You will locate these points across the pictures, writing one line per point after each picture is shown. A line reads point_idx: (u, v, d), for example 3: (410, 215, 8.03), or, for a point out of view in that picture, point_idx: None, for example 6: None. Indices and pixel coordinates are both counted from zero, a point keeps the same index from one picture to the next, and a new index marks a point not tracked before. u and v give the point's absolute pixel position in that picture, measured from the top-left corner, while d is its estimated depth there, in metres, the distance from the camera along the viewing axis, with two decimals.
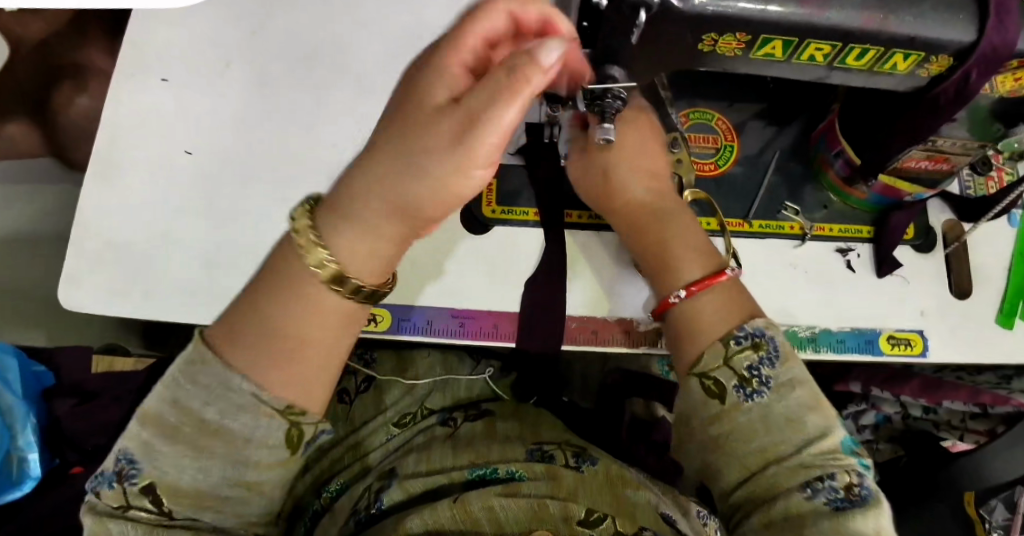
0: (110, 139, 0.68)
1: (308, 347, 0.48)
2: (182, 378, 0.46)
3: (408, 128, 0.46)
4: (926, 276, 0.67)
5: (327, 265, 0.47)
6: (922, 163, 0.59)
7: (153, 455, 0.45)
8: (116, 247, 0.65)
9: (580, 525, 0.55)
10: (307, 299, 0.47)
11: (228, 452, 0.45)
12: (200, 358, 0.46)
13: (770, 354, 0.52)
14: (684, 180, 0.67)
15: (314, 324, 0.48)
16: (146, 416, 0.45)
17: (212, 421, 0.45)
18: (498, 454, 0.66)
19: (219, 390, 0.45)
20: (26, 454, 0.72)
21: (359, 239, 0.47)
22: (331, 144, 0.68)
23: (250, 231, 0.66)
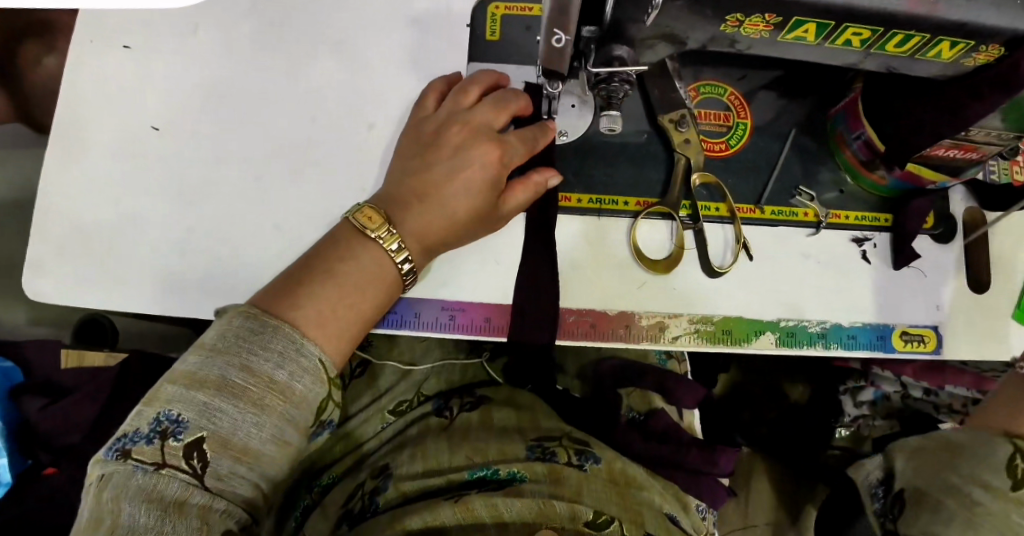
0: (72, 114, 0.63)
1: (361, 307, 0.52)
2: (242, 339, 0.47)
3: (448, 144, 0.57)
4: (943, 268, 0.64)
5: (400, 248, 0.54)
6: (952, 151, 0.55)
7: (211, 415, 0.44)
8: (80, 233, 0.61)
9: (587, 526, 0.56)
10: (366, 264, 0.53)
11: (287, 415, 0.47)
12: (263, 326, 0.47)
13: None
14: (692, 161, 0.60)
15: (375, 288, 0.53)
16: (190, 377, 0.45)
17: (282, 381, 0.46)
18: (496, 450, 0.64)
19: (290, 354, 0.47)
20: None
21: (418, 233, 0.55)
22: (307, 120, 0.62)
23: (221, 213, 0.61)
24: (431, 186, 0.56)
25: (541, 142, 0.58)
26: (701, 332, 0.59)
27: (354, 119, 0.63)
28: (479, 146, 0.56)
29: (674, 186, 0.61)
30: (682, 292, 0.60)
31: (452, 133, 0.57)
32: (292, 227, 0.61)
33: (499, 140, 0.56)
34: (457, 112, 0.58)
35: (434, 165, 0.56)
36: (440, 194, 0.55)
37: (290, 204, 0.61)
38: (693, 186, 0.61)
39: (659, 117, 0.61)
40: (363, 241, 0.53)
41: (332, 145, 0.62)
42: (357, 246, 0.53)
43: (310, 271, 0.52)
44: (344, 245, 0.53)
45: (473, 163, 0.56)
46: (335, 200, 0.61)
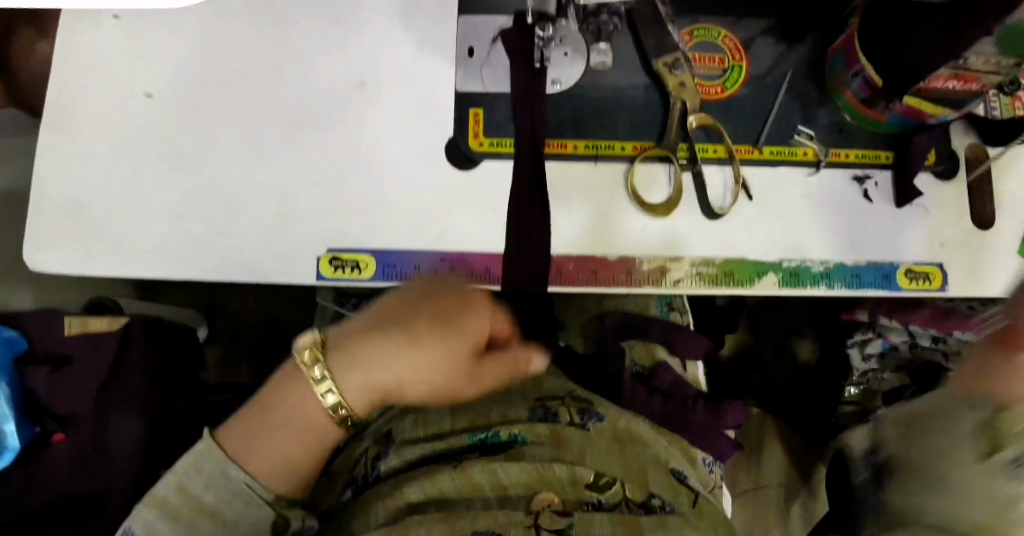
0: (64, 85, 0.62)
1: (295, 454, 0.53)
2: (190, 474, 0.51)
3: (397, 305, 0.54)
4: (948, 205, 0.63)
5: (330, 394, 0.53)
6: (951, 82, 0.54)
7: (151, 532, 0.50)
8: (76, 202, 0.60)
9: (588, 489, 0.55)
10: (299, 406, 0.53)
11: (223, 533, 0.51)
12: (206, 455, 0.52)
13: None
14: (688, 104, 0.60)
15: (309, 443, 0.54)
16: (152, 499, 0.50)
17: (212, 507, 0.51)
18: (498, 414, 0.63)
19: (218, 476, 0.52)
20: (2, 428, 0.58)
21: (359, 373, 0.52)
22: (298, 79, 0.62)
23: (218, 175, 0.60)
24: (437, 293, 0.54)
25: (492, 320, 0.54)
26: (703, 275, 0.59)
27: (347, 75, 0.62)
28: (425, 304, 0.53)
29: (670, 129, 0.60)
30: (681, 235, 0.59)
31: (401, 296, 0.54)
32: (288, 186, 0.60)
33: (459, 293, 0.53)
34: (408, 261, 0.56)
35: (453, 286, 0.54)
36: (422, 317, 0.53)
37: (284, 161, 0.60)
38: (690, 129, 0.60)
39: (653, 61, 0.61)
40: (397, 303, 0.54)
41: (328, 102, 0.61)
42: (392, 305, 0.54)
43: (274, 386, 0.55)
44: (289, 386, 0.53)
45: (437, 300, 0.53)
46: (330, 161, 0.60)
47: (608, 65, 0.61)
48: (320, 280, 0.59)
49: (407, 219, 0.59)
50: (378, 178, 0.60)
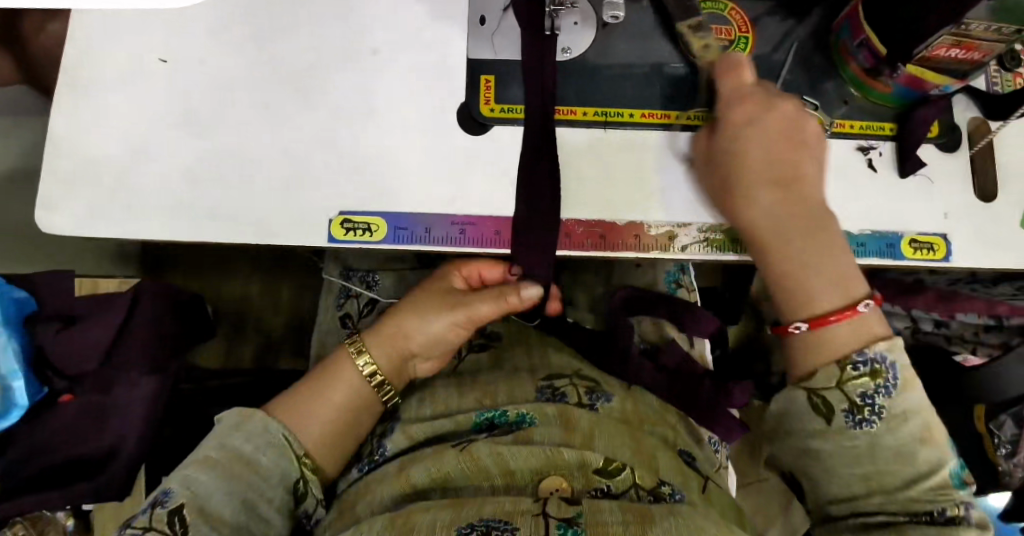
0: (83, 52, 0.64)
1: (328, 413, 0.63)
2: (228, 430, 0.59)
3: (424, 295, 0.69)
4: (950, 176, 0.64)
5: (368, 364, 0.66)
6: (953, 50, 0.55)
7: (190, 484, 0.54)
8: (91, 165, 0.61)
9: (597, 473, 0.55)
10: (344, 382, 0.66)
11: (253, 485, 0.56)
12: (248, 413, 0.60)
13: (888, 382, 0.51)
14: (716, 66, 0.61)
15: (342, 405, 0.64)
16: (191, 468, 0.55)
17: (250, 458, 0.57)
18: (505, 394, 0.66)
19: (259, 431, 0.59)
20: (11, 383, 0.63)
21: (389, 345, 0.67)
22: (311, 46, 0.63)
23: (232, 139, 0.61)
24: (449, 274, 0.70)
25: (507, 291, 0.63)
26: (710, 241, 0.60)
27: (359, 42, 0.63)
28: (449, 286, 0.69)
29: (700, 94, 0.62)
30: (689, 200, 0.60)
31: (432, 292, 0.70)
32: (301, 149, 0.61)
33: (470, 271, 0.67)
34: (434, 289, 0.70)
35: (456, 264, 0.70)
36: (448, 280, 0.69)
37: (296, 125, 0.61)
38: (720, 89, 0.60)
39: (677, 25, 0.61)
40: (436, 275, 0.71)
41: (341, 68, 0.62)
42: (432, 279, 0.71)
43: (320, 370, 0.67)
44: (328, 369, 0.66)
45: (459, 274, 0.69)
46: (342, 124, 0.61)
47: (620, 19, 0.62)
48: (331, 242, 0.59)
49: (417, 182, 0.60)
50: (390, 142, 0.61)
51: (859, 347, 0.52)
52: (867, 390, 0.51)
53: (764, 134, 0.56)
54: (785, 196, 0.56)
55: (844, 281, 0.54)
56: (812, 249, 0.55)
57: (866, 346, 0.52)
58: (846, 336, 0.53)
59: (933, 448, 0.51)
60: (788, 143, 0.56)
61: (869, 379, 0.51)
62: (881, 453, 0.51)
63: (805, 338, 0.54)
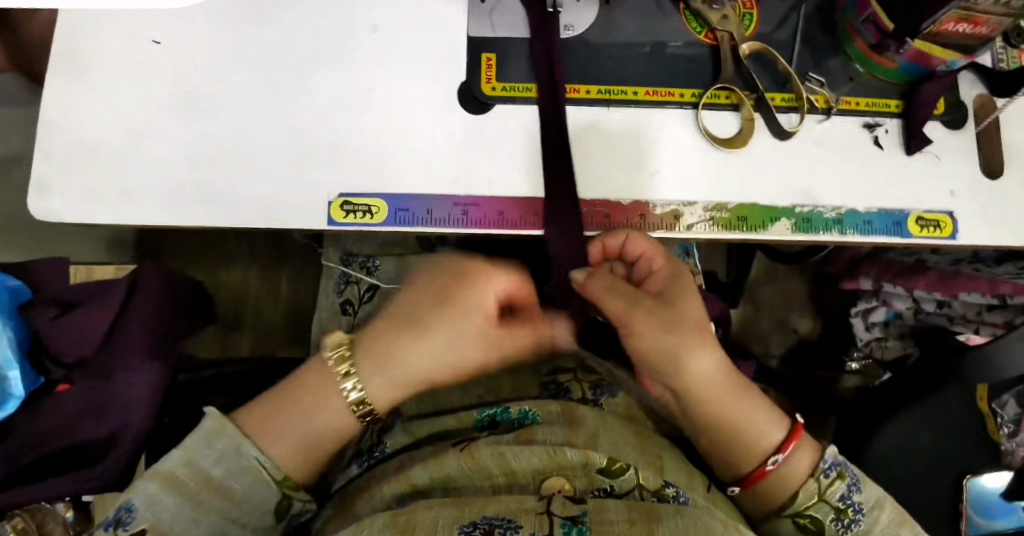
0: (73, 33, 0.62)
1: (309, 450, 0.55)
2: (201, 442, 0.51)
3: (427, 298, 0.58)
4: (956, 154, 0.63)
5: (357, 390, 0.56)
6: (961, 25, 0.55)
7: (153, 507, 0.49)
8: (84, 148, 0.60)
9: (601, 474, 0.54)
10: (325, 408, 0.55)
11: (225, 513, 0.51)
12: (221, 428, 0.52)
13: (852, 480, 0.57)
14: (734, 36, 0.61)
15: (327, 437, 0.56)
16: (157, 478, 0.50)
17: (221, 481, 0.51)
18: (510, 386, 0.67)
19: (230, 452, 0.52)
20: (8, 373, 0.63)
21: (384, 367, 0.56)
22: (309, 24, 0.62)
23: (225, 121, 0.60)
24: (462, 268, 0.59)
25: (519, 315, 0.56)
26: (716, 220, 0.59)
27: (359, 21, 0.62)
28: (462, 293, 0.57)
29: (725, 66, 0.61)
30: (692, 179, 0.59)
31: (428, 297, 0.58)
32: (301, 130, 0.60)
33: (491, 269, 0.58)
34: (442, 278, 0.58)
35: (476, 261, 0.59)
36: (466, 276, 0.58)
37: (295, 106, 0.60)
38: (744, 57, 0.61)
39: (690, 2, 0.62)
40: (448, 264, 0.60)
41: (340, 48, 0.61)
42: (441, 269, 0.60)
43: (296, 385, 0.56)
44: (311, 387, 0.56)
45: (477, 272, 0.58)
46: (341, 106, 0.60)
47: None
48: (331, 225, 0.58)
49: (419, 164, 0.59)
50: (392, 123, 0.60)
51: (816, 462, 0.58)
52: (845, 493, 0.56)
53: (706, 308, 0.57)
54: (718, 343, 0.58)
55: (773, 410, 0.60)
56: (743, 400, 0.58)
57: (822, 455, 0.58)
58: (805, 455, 0.58)
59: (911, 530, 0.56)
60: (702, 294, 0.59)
61: (840, 481, 0.57)
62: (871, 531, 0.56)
63: (781, 471, 0.57)
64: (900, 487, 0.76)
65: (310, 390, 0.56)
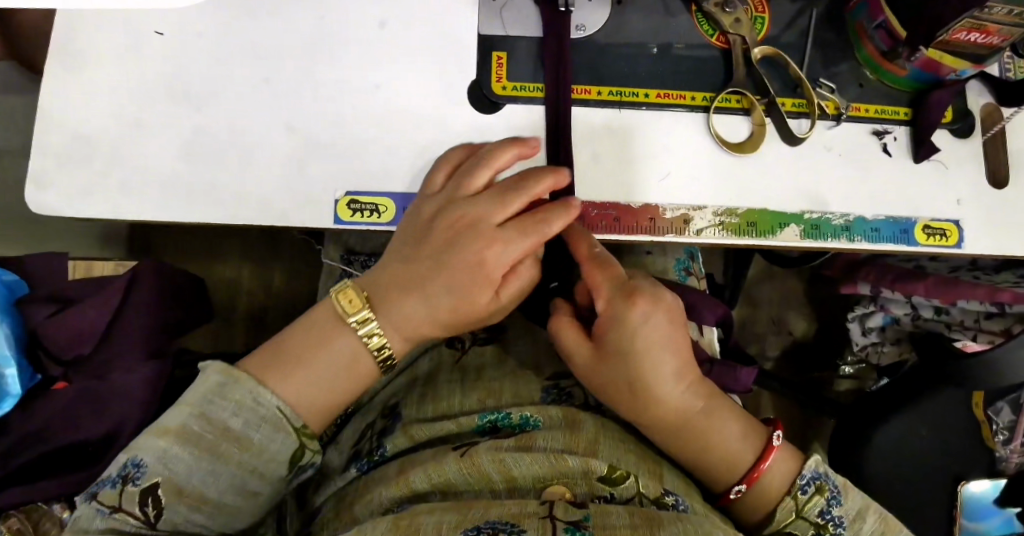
0: (73, 23, 0.61)
1: (331, 390, 0.56)
2: (212, 395, 0.52)
3: (431, 233, 0.55)
4: (962, 163, 0.63)
5: (374, 336, 0.56)
6: (973, 34, 0.55)
7: (167, 461, 0.50)
8: (85, 141, 0.59)
9: (599, 481, 0.54)
10: (342, 351, 0.56)
11: (244, 465, 0.52)
12: (235, 379, 0.53)
13: (833, 493, 0.57)
14: (745, 40, 0.61)
15: (345, 377, 0.56)
16: (166, 430, 0.51)
17: (236, 430, 0.52)
18: (509, 393, 0.65)
19: (246, 403, 0.52)
20: (3, 371, 0.63)
21: (399, 325, 0.56)
22: (317, 16, 0.60)
23: (227, 117, 0.59)
24: (469, 222, 0.54)
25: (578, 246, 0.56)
26: (726, 225, 0.58)
27: (366, 16, 0.61)
28: (469, 242, 0.54)
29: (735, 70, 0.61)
30: (700, 184, 0.59)
31: (439, 232, 0.55)
32: (305, 125, 0.59)
33: (491, 236, 0.54)
34: (448, 205, 0.55)
35: (478, 211, 0.54)
36: (472, 235, 0.54)
37: (302, 100, 0.59)
38: (756, 61, 0.61)
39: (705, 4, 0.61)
40: (453, 208, 0.55)
41: (347, 40, 0.60)
42: (442, 215, 0.55)
43: (312, 330, 0.56)
44: (319, 330, 0.56)
45: (482, 232, 0.54)
46: (345, 102, 0.59)
47: None
48: (336, 224, 0.57)
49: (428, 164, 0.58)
50: (400, 121, 0.59)
51: (795, 477, 0.57)
52: (824, 508, 0.56)
53: (673, 350, 0.56)
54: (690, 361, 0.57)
55: (753, 429, 0.59)
56: (710, 413, 0.58)
57: (802, 470, 0.57)
58: (783, 472, 0.57)
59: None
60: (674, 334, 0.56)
61: (819, 496, 0.57)
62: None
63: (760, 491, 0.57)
64: (893, 492, 0.76)
65: (322, 329, 0.56)
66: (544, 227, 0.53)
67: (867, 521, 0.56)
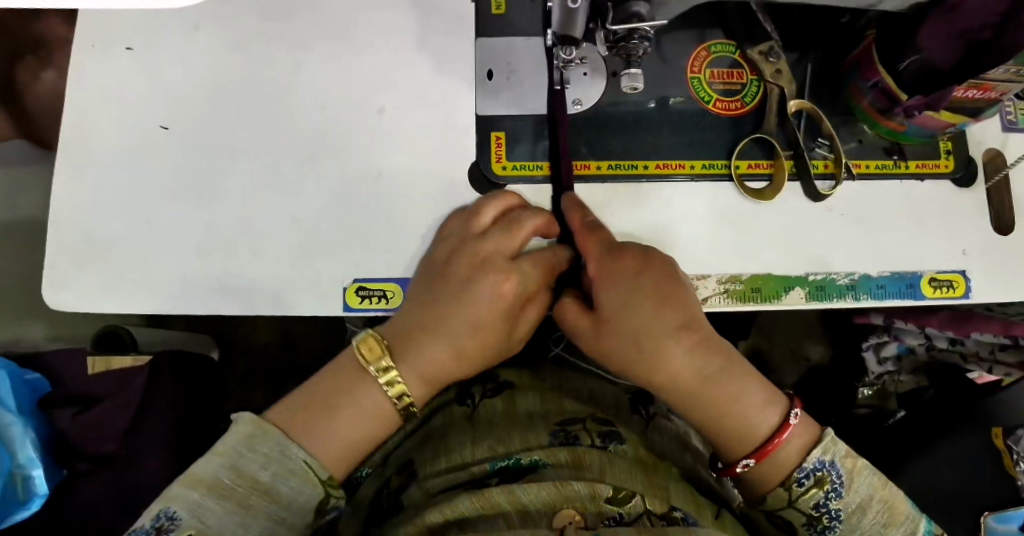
0: (80, 122, 0.63)
1: (359, 442, 0.53)
2: (239, 448, 0.49)
3: (449, 280, 0.56)
4: (967, 212, 0.63)
5: (396, 384, 0.53)
6: (970, 92, 0.54)
7: (201, 514, 0.47)
8: (97, 239, 0.61)
9: (608, 503, 0.52)
10: (365, 405, 0.53)
11: (274, 516, 0.48)
12: (264, 431, 0.49)
13: (834, 485, 0.52)
14: (786, 91, 0.62)
15: (368, 427, 0.53)
16: (191, 480, 0.48)
17: (266, 483, 0.48)
18: (520, 440, 0.59)
19: (276, 456, 0.49)
20: (31, 471, 0.72)
21: (420, 368, 0.55)
22: (318, 108, 0.62)
23: (235, 209, 0.61)
24: (482, 258, 0.56)
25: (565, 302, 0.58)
26: (730, 292, 0.60)
27: (366, 103, 0.63)
28: (486, 278, 0.55)
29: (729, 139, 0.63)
30: (702, 252, 0.60)
31: (461, 265, 0.57)
32: (311, 217, 0.61)
33: (508, 268, 0.56)
34: (468, 241, 0.57)
35: (499, 250, 0.57)
36: (487, 269, 0.56)
37: (307, 192, 0.61)
38: (788, 116, 0.62)
39: None
40: (466, 250, 0.57)
41: (349, 131, 0.62)
42: (459, 253, 0.57)
43: (334, 386, 0.53)
44: (348, 378, 0.54)
45: (497, 264, 0.56)
46: (351, 192, 0.61)
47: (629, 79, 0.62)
48: (348, 312, 0.60)
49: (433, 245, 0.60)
50: (404, 206, 0.61)
51: (799, 460, 0.52)
52: (821, 501, 0.52)
53: (676, 385, 0.55)
54: (705, 389, 0.54)
55: (772, 397, 0.55)
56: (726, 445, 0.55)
57: (809, 454, 0.52)
58: (794, 449, 0.53)
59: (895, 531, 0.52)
60: (669, 292, 0.55)
61: (817, 489, 0.52)
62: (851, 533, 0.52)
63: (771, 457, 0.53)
64: None
65: (347, 378, 0.54)
66: (548, 261, 0.58)
67: (863, 480, 0.52)
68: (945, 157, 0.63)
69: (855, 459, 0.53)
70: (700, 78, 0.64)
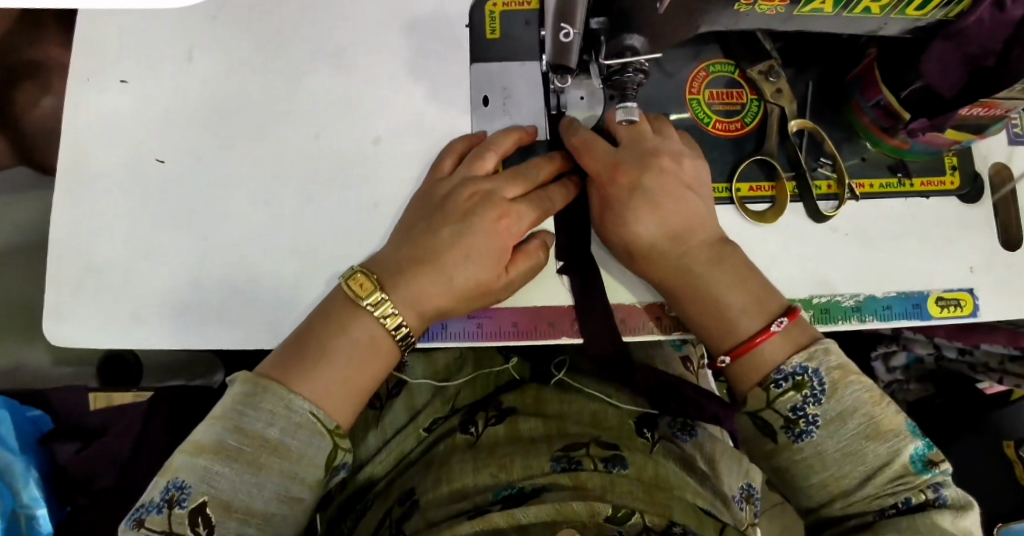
0: (76, 155, 0.63)
1: (356, 378, 0.52)
2: (241, 410, 0.48)
3: (441, 221, 0.56)
4: (974, 227, 0.61)
5: (391, 316, 0.53)
6: (975, 109, 0.52)
7: (210, 479, 0.46)
8: (96, 273, 0.61)
9: (607, 522, 0.52)
10: (358, 335, 0.53)
11: (285, 472, 0.48)
12: (258, 390, 0.49)
13: (814, 390, 0.50)
14: (787, 110, 0.61)
15: (372, 361, 0.53)
16: (195, 445, 0.47)
17: (275, 440, 0.48)
18: (521, 466, 0.59)
19: (279, 411, 0.49)
20: (35, 510, 0.74)
21: (413, 300, 0.54)
22: (313, 133, 0.62)
23: (232, 237, 0.61)
24: (482, 194, 0.57)
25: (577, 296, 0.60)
26: None
27: (360, 131, 0.62)
28: (486, 215, 0.56)
29: (733, 165, 0.62)
30: None
31: (461, 201, 0.57)
32: (309, 245, 0.60)
33: (505, 206, 0.56)
34: (471, 178, 0.58)
35: (498, 188, 0.57)
36: (486, 206, 0.56)
37: (306, 218, 0.61)
38: (789, 133, 0.61)
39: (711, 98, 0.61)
40: (467, 185, 0.57)
41: (348, 156, 0.62)
42: (460, 187, 0.57)
43: (324, 321, 0.53)
44: (338, 317, 0.53)
45: (495, 201, 0.56)
46: (353, 217, 0.61)
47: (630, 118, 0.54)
48: None
49: None
50: None
51: (780, 363, 0.52)
52: (797, 404, 0.50)
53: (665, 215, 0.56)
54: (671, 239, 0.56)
55: (764, 300, 0.54)
56: (724, 277, 0.55)
57: (790, 357, 0.51)
58: (772, 354, 0.52)
59: (878, 445, 0.49)
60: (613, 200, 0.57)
61: (795, 391, 0.51)
62: (826, 460, 0.50)
63: (750, 362, 0.53)
64: None
65: (341, 315, 0.53)
66: (547, 202, 0.58)
67: (841, 425, 0.50)
68: (950, 174, 0.62)
69: (848, 372, 0.50)
70: (699, 98, 0.63)
